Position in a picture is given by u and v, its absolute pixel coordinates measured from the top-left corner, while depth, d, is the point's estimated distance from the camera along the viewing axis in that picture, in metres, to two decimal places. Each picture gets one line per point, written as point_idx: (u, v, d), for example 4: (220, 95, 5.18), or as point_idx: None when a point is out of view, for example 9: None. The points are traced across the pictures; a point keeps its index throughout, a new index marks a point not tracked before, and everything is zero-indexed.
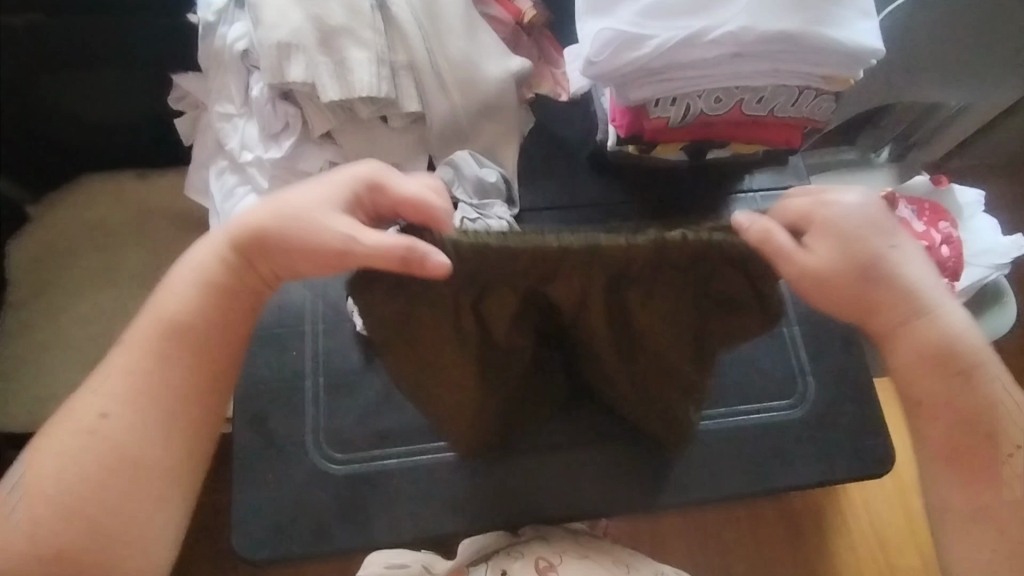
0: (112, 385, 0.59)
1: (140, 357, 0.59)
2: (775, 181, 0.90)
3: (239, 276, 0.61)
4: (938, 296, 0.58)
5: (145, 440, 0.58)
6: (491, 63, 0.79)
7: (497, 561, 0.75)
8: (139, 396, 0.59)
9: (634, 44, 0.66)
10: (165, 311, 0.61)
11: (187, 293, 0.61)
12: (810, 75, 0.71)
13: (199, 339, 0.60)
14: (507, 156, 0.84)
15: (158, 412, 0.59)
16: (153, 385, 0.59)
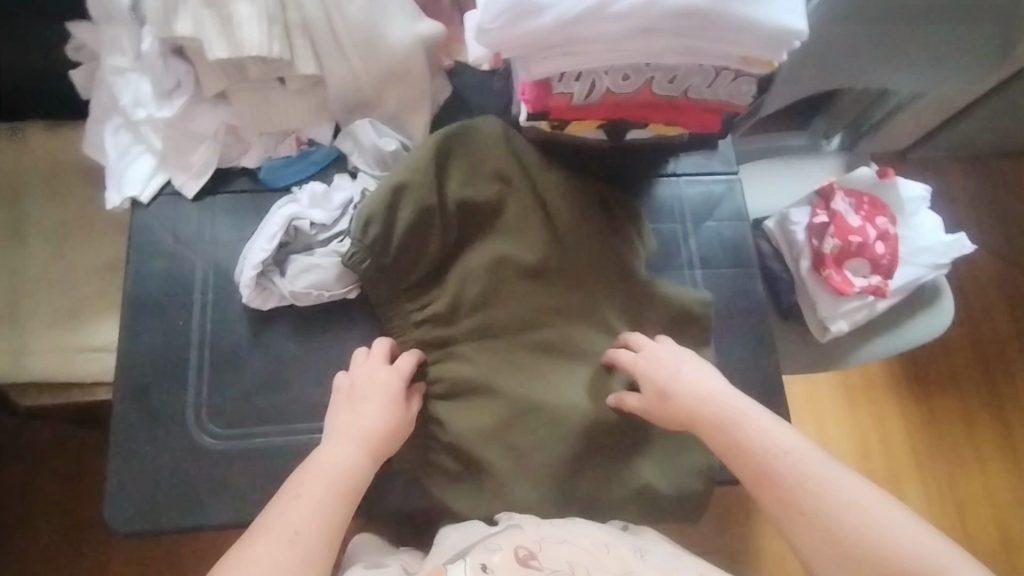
0: (294, 511, 0.54)
1: (314, 540, 0.53)
2: (700, 167, 0.87)
3: (367, 463, 0.60)
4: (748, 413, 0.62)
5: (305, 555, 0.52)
6: (396, 26, 0.75)
7: (470, 554, 0.58)
8: (321, 523, 0.54)
9: (532, 14, 0.61)
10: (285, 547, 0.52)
11: (371, 432, 0.62)
12: (726, 57, 0.66)
13: (329, 493, 0.56)
14: (416, 126, 0.81)
15: (312, 525, 0.54)
16: (331, 512, 0.55)
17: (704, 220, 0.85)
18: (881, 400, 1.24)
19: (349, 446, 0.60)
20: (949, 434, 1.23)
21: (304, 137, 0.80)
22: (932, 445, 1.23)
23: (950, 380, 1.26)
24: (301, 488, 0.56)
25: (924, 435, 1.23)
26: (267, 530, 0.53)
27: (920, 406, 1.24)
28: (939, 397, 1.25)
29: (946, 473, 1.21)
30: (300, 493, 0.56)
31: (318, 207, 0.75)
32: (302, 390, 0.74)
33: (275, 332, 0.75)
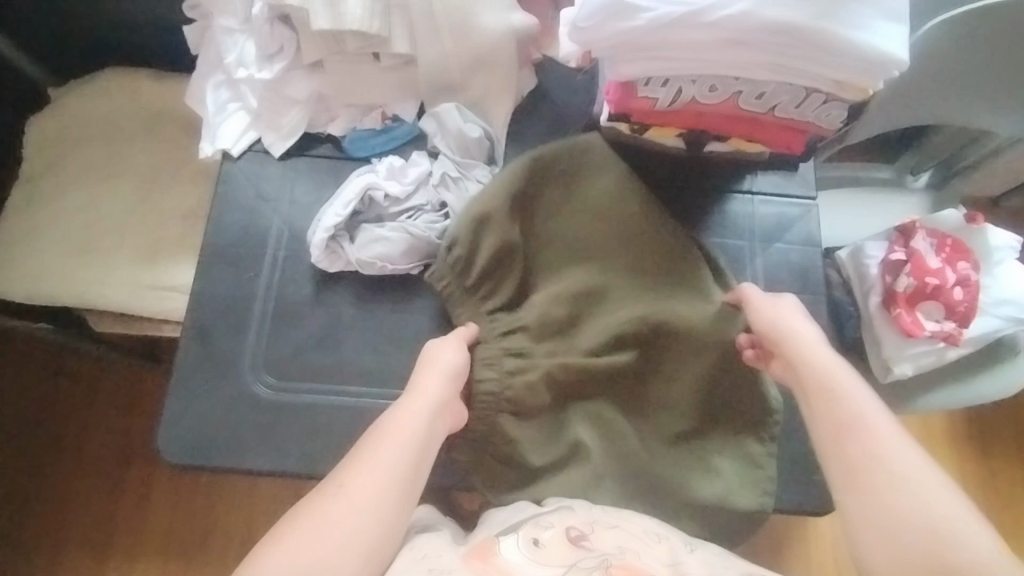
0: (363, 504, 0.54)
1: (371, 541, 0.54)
2: (776, 188, 0.86)
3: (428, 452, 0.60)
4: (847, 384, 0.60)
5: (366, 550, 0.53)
6: (490, 14, 0.78)
7: (523, 529, 0.61)
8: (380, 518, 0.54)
9: (626, 14, 0.61)
10: (343, 526, 0.53)
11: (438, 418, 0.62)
12: (819, 78, 0.65)
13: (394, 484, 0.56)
14: (497, 115, 0.82)
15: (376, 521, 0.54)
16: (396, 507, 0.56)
17: (774, 241, 0.84)
18: (938, 452, 1.18)
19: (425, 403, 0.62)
20: (1008, 499, 1.17)
21: (389, 113, 0.82)
22: (987, 508, 1.17)
23: (1015, 443, 1.20)
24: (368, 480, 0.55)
25: (981, 496, 1.17)
26: (336, 495, 0.55)
27: (980, 465, 1.18)
28: (1002, 459, 1.19)
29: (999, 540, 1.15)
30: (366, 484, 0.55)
31: (394, 180, 0.77)
32: (356, 354, 0.77)
33: (337, 296, 0.78)
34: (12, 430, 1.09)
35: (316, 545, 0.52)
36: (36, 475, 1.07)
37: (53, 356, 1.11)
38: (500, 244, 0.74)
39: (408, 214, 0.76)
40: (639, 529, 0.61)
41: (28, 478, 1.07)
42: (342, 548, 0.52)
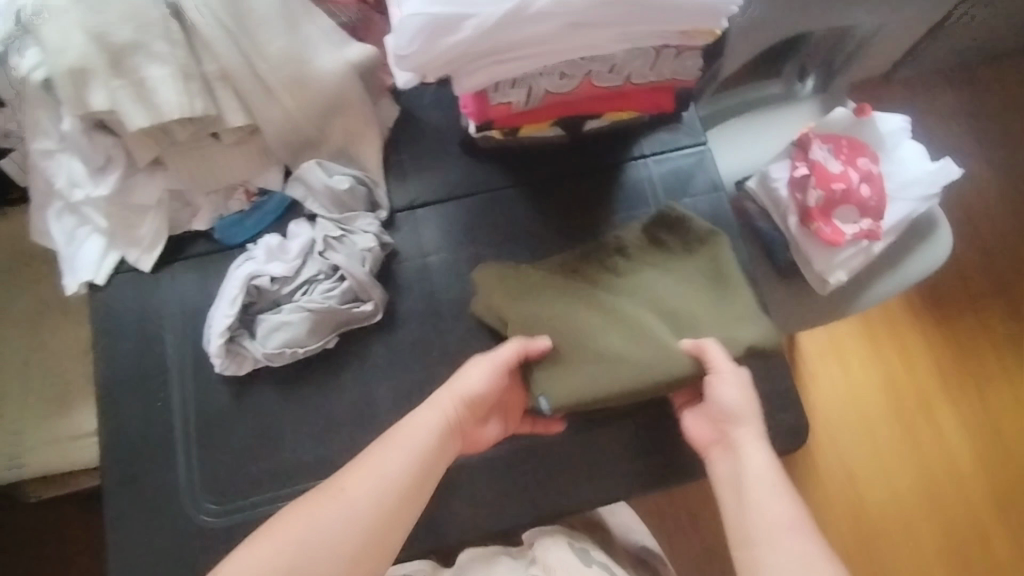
0: (364, 486, 0.57)
1: (366, 527, 0.56)
2: (666, 144, 0.83)
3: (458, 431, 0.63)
4: (761, 474, 0.62)
5: (379, 517, 0.56)
6: (325, 57, 0.72)
7: None
8: (391, 496, 0.57)
9: (452, 27, 0.58)
10: (429, 443, 0.61)
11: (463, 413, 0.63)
12: (665, 34, 0.63)
13: (417, 475, 0.59)
14: (368, 158, 0.78)
15: (379, 508, 0.57)
16: (412, 483, 0.59)
17: (679, 198, 0.82)
18: (903, 333, 1.20)
19: (453, 401, 0.63)
20: (972, 355, 1.20)
21: (254, 188, 0.76)
22: (956, 366, 1.19)
23: (968, 303, 1.22)
24: (374, 460, 0.58)
25: (948, 359, 1.19)
26: (401, 434, 0.61)
27: (941, 331, 1.21)
28: (960, 319, 1.21)
29: (972, 399, 1.18)
30: (374, 462, 0.58)
31: (276, 259, 0.72)
32: (293, 447, 0.71)
33: (256, 396, 0.73)
34: None
35: (408, 437, 0.60)
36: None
37: None
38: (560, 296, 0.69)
39: (304, 290, 0.71)
40: None
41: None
42: (417, 448, 0.60)
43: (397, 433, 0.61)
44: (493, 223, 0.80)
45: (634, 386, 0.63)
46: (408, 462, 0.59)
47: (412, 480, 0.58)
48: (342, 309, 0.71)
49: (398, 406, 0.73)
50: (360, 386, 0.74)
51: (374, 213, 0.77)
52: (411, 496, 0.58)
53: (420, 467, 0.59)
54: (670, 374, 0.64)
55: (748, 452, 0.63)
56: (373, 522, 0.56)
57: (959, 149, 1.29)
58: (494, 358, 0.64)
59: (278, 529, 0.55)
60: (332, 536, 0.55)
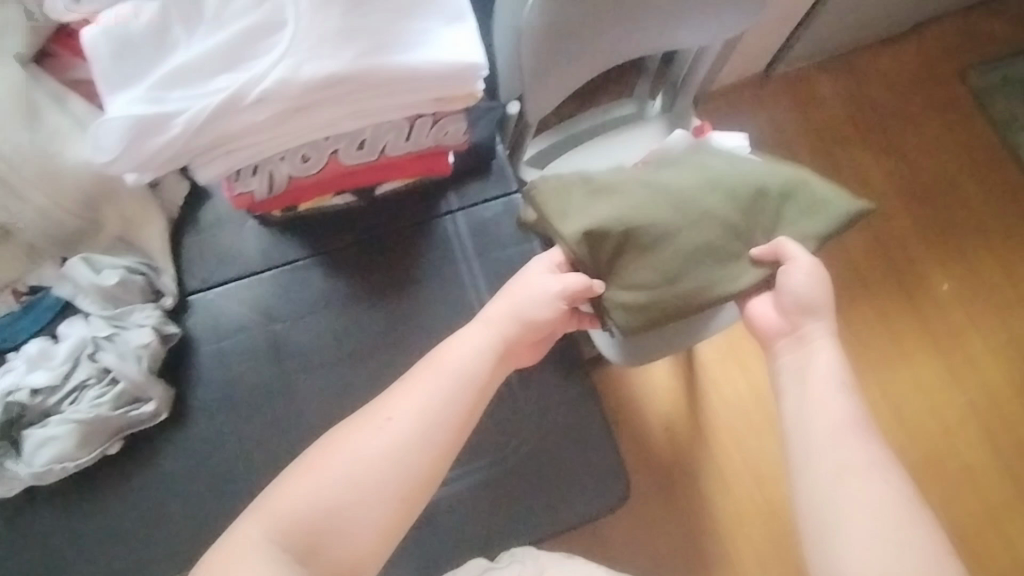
0: (332, 466, 0.49)
1: (385, 497, 0.49)
2: (474, 195, 0.79)
3: (493, 370, 0.56)
4: (827, 410, 0.53)
5: (379, 489, 0.49)
6: (76, 147, 0.67)
7: None
8: (395, 460, 0.49)
9: (160, 127, 0.54)
10: (468, 369, 0.55)
11: (481, 365, 0.55)
12: (413, 105, 0.59)
13: (434, 429, 0.51)
14: (151, 243, 0.73)
15: (394, 469, 0.49)
16: (418, 444, 0.50)
17: (489, 253, 0.79)
18: None
19: (481, 334, 0.57)
20: (871, 346, 1.16)
21: (24, 287, 0.72)
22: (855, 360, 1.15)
23: (863, 293, 1.17)
24: (339, 442, 0.50)
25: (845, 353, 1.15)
26: (448, 357, 0.55)
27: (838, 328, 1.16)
28: (856, 311, 1.17)
29: (878, 385, 1.15)
30: (339, 444, 0.50)
31: (40, 368, 0.67)
32: (91, 555, 0.71)
33: (50, 502, 0.71)
34: None
35: (435, 383, 0.53)
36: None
37: None
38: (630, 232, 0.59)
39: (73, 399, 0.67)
40: None
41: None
42: (436, 386, 0.53)
43: (435, 355, 0.55)
44: (295, 298, 0.76)
45: (687, 305, 0.60)
46: (444, 390, 0.53)
47: (423, 438, 0.51)
48: (119, 414, 0.68)
49: (202, 497, 0.72)
50: (160, 481, 0.72)
51: (157, 304, 0.73)
52: (453, 425, 0.52)
53: (461, 393, 0.53)
54: (743, 285, 0.60)
55: (817, 396, 0.54)
56: (376, 489, 0.49)
57: (835, 142, 1.26)
58: (561, 287, 0.58)
59: (294, 484, 0.48)
60: (332, 504, 0.47)
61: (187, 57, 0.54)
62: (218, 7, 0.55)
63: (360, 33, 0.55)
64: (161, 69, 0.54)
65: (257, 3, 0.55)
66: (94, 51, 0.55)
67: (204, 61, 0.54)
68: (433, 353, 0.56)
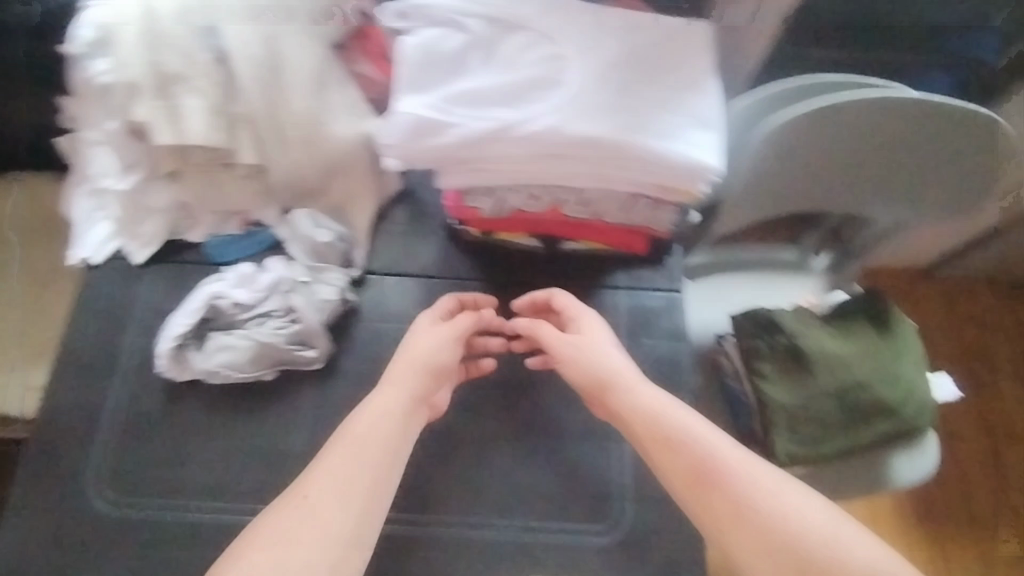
0: (299, 509, 0.59)
1: (324, 515, 0.59)
2: (643, 280, 0.85)
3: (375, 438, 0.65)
4: (746, 468, 0.64)
5: (343, 521, 0.60)
6: (340, 124, 0.78)
7: None
8: (343, 487, 0.61)
9: (436, 131, 0.63)
10: (352, 426, 0.66)
11: (364, 420, 0.66)
12: (640, 184, 0.66)
13: (368, 470, 0.63)
14: (357, 221, 0.84)
15: (333, 509, 0.60)
16: (361, 476, 0.62)
17: (641, 337, 0.83)
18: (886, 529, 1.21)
19: (394, 395, 0.68)
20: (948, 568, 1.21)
21: (252, 219, 0.84)
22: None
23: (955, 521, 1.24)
24: (319, 475, 0.62)
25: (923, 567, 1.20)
26: (359, 422, 0.66)
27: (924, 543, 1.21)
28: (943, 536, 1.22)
29: None
30: (319, 476, 0.61)
31: (244, 287, 0.77)
32: (198, 466, 0.75)
33: (186, 406, 0.77)
34: None
35: (352, 447, 0.64)
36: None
37: None
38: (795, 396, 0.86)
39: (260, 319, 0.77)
40: None
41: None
42: (351, 455, 0.63)
43: (348, 429, 0.65)
44: None
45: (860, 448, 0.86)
46: (365, 459, 0.63)
47: (361, 476, 0.62)
48: (285, 347, 0.76)
49: (308, 452, 0.75)
50: (279, 423, 0.77)
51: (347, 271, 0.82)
52: (375, 484, 0.63)
53: (375, 455, 0.64)
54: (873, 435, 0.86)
55: (627, 391, 0.71)
56: (340, 525, 0.59)
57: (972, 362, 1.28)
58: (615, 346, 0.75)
59: (262, 530, 0.58)
60: (288, 538, 0.57)
61: (478, 85, 0.64)
62: (515, 55, 0.66)
63: (625, 111, 0.63)
64: (455, 88, 0.65)
65: (548, 63, 0.65)
66: (408, 58, 0.66)
67: (491, 92, 0.64)
68: (341, 424, 0.67)
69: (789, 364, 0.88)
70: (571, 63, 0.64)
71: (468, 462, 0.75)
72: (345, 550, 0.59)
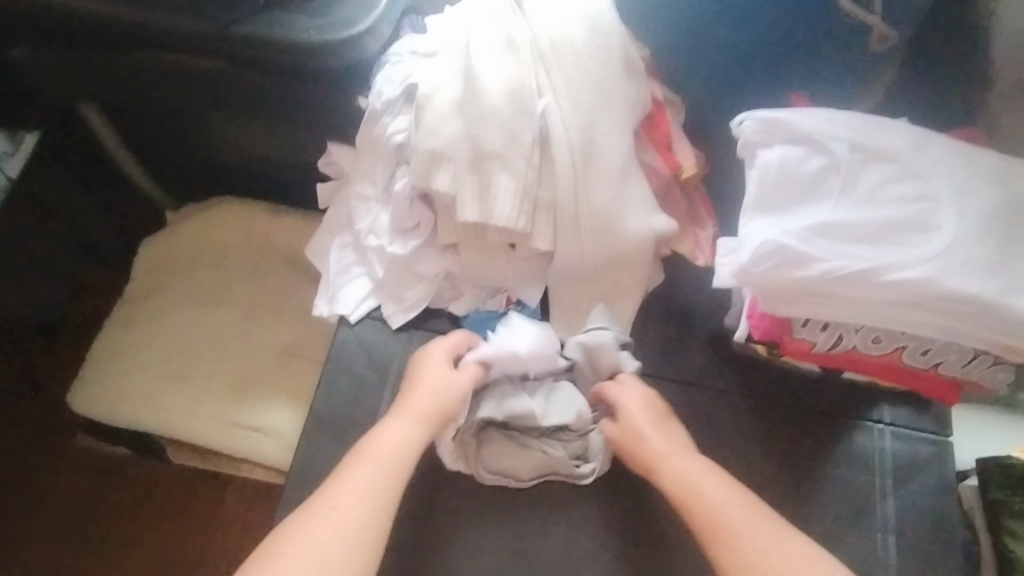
0: (292, 549, 0.58)
1: (340, 567, 0.58)
2: (908, 421, 0.78)
3: (384, 485, 0.63)
4: (748, 519, 0.61)
5: (337, 565, 0.58)
6: (635, 219, 0.75)
7: None
8: (342, 534, 0.59)
9: (799, 263, 0.60)
10: (376, 466, 0.64)
11: (378, 456, 0.65)
12: (988, 341, 0.61)
13: (361, 509, 0.61)
14: (619, 316, 0.78)
15: (342, 556, 0.59)
16: (364, 520, 0.61)
17: (903, 483, 0.76)
18: None
19: (405, 426, 0.67)
20: None
21: (514, 297, 0.80)
22: None
23: None
24: (316, 510, 0.61)
25: None
26: (369, 451, 0.65)
27: None
28: None
29: None
30: (319, 514, 0.60)
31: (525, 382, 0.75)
32: (449, 557, 0.70)
33: (439, 491, 0.73)
34: (82, 529, 1.09)
35: (358, 481, 0.63)
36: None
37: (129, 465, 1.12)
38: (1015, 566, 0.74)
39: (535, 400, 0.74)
40: None
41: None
42: (359, 491, 0.62)
43: (352, 463, 0.65)
44: (716, 424, 0.78)
45: None
46: (364, 493, 0.62)
47: (365, 518, 0.61)
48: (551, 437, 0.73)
49: (566, 558, 0.70)
50: (535, 522, 0.72)
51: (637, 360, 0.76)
52: (377, 523, 0.61)
53: (378, 493, 0.63)
54: None
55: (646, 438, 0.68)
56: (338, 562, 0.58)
57: None
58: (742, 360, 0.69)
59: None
60: None
61: (842, 218, 0.62)
62: (880, 189, 0.63)
63: (1004, 270, 0.59)
64: (815, 217, 0.62)
65: (919, 204, 0.62)
66: (761, 172, 0.65)
67: (857, 228, 0.61)
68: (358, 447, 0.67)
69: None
70: (945, 208, 0.61)
71: None
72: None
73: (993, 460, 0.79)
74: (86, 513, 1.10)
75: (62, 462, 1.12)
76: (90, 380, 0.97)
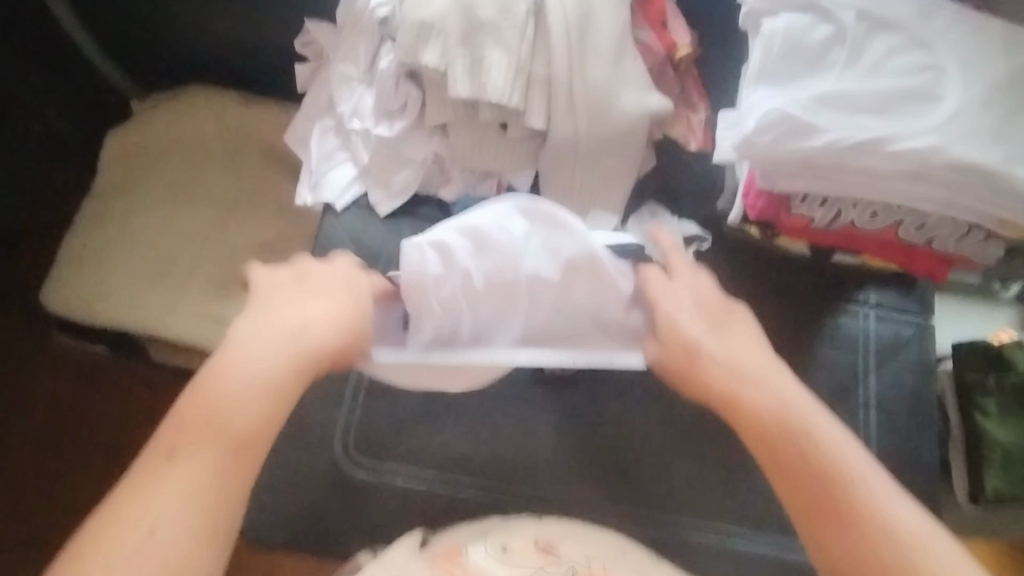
0: (167, 495, 0.47)
1: (231, 498, 0.48)
2: (893, 303, 0.80)
3: (269, 404, 0.52)
4: (821, 426, 0.54)
5: (230, 495, 0.48)
6: (630, 97, 0.71)
7: (491, 537, 0.58)
8: (232, 458, 0.49)
9: (803, 133, 0.59)
10: (255, 384, 0.52)
11: (261, 368, 0.52)
12: (983, 214, 0.61)
13: (247, 429, 0.50)
14: (612, 201, 0.77)
15: (230, 483, 0.48)
16: (254, 439, 0.50)
17: (888, 362, 0.78)
18: None
19: (283, 321, 0.55)
20: None
21: (504, 183, 0.78)
22: None
23: None
24: (188, 442, 0.49)
25: None
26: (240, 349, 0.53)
27: None
28: None
29: None
30: (190, 445, 0.49)
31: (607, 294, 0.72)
32: (440, 437, 0.71)
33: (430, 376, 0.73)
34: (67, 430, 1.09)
35: (233, 400, 0.51)
36: (81, 481, 1.07)
37: (111, 369, 1.10)
38: (975, 441, 0.78)
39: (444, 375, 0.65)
40: (607, 541, 0.59)
41: (72, 486, 1.07)
42: (238, 408, 0.51)
43: (224, 363, 0.52)
44: None
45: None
46: (243, 414, 0.51)
47: (251, 436, 0.50)
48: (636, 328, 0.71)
49: (554, 437, 0.71)
50: (525, 403, 0.72)
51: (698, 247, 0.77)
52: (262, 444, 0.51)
53: (261, 420, 0.51)
54: None
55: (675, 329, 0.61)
56: (228, 494, 0.48)
57: None
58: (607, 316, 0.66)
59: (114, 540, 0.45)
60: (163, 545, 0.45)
61: (846, 87, 0.60)
62: (885, 59, 0.61)
63: (1005, 139, 0.58)
64: (821, 87, 0.60)
65: (925, 72, 0.60)
66: (767, 41, 0.63)
67: (862, 98, 0.59)
68: (199, 381, 0.51)
69: (990, 405, 0.78)
70: (949, 78, 0.59)
71: (716, 471, 0.71)
72: (214, 515, 0.47)
73: (965, 343, 0.80)
74: (69, 415, 1.09)
75: (41, 366, 1.11)
76: (63, 279, 0.92)
